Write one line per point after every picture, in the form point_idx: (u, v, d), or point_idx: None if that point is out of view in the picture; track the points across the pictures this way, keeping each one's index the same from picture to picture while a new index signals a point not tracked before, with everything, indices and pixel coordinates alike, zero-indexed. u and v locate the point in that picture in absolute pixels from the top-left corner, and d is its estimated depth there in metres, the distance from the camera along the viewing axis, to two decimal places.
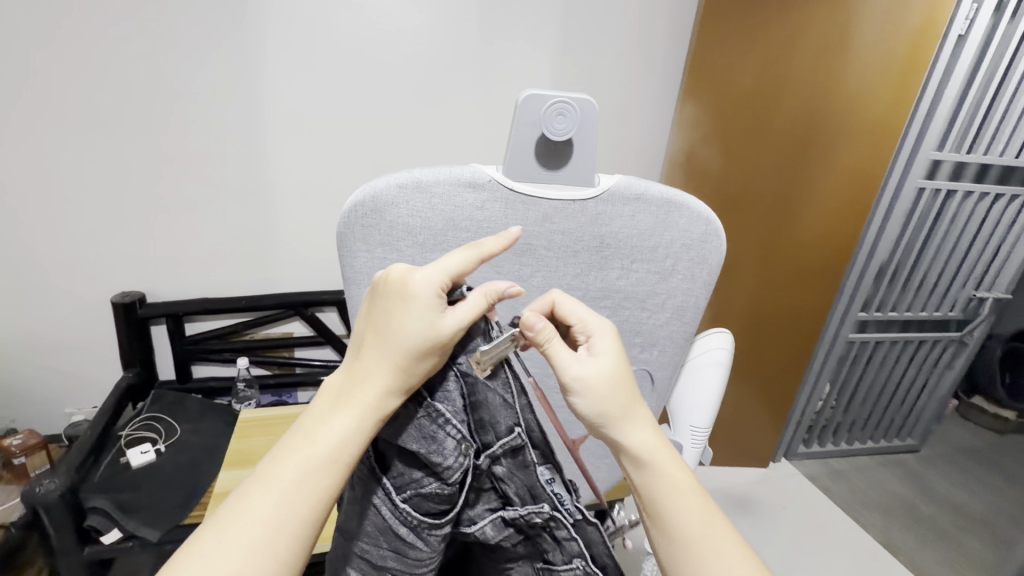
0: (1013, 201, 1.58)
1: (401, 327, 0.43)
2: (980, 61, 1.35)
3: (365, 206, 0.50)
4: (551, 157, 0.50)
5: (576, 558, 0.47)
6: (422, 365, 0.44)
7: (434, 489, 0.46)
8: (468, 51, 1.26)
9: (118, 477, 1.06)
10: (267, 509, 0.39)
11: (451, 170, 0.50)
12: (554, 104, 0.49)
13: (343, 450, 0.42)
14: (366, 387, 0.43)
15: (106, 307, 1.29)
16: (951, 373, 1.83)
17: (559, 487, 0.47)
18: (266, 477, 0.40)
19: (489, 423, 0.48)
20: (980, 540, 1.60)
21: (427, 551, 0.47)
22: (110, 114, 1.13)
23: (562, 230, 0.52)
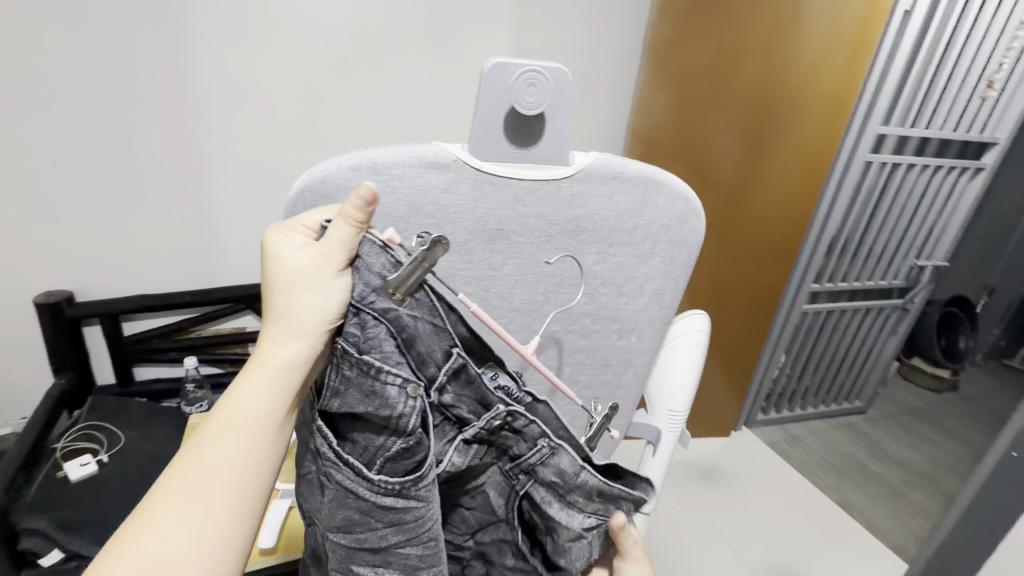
0: (950, 173, 1.66)
1: (280, 276, 0.43)
2: (923, 36, 1.39)
3: (315, 190, 0.45)
4: (520, 133, 0.47)
5: (539, 439, 0.47)
6: (305, 299, 0.43)
7: (399, 448, 0.45)
8: (419, 24, 1.19)
9: (55, 494, 0.98)
10: (204, 474, 0.40)
11: (410, 149, 0.45)
12: (524, 74, 0.44)
13: (266, 407, 0.42)
14: (269, 348, 0.43)
15: (29, 309, 1.16)
16: (895, 337, 1.94)
17: (506, 380, 0.47)
18: (194, 448, 0.41)
19: (427, 355, 0.47)
20: (922, 492, 1.72)
21: (422, 509, 0.45)
22: (12, 93, 1.00)
23: (535, 213, 0.49)
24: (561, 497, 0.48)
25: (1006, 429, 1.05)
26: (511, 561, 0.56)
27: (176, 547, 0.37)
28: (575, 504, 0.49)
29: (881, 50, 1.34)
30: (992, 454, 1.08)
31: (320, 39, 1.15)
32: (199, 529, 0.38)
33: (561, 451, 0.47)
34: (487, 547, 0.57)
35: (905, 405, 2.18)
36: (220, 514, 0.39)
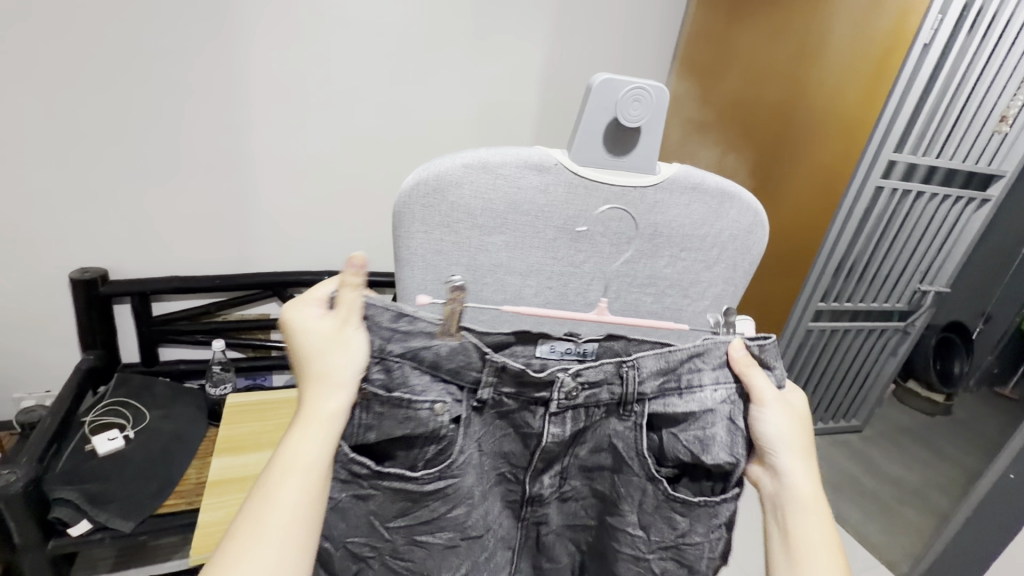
0: (956, 203, 1.72)
1: (308, 346, 0.52)
2: (940, 69, 1.43)
3: (429, 184, 0.48)
4: (618, 141, 0.50)
5: (609, 369, 0.55)
6: (336, 360, 0.51)
7: (431, 451, 0.54)
8: (459, 29, 1.24)
9: (85, 466, 0.99)
10: (285, 510, 0.48)
11: (518, 151, 0.49)
12: (632, 90, 0.48)
13: (321, 450, 0.50)
14: (312, 395, 0.51)
15: (62, 283, 1.18)
16: (895, 358, 1.98)
17: (562, 344, 0.55)
18: (268, 493, 0.48)
19: (462, 372, 0.54)
20: (915, 511, 1.76)
21: (457, 484, 0.54)
22: (64, 70, 1.03)
23: (619, 217, 0.52)
24: (678, 392, 0.55)
25: (1006, 451, 1.09)
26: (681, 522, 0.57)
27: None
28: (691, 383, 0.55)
29: (899, 81, 1.39)
30: (990, 474, 1.12)
31: (364, 38, 1.18)
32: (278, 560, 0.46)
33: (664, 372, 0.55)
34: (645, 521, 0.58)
35: (900, 425, 2.23)
36: (297, 536, 0.48)
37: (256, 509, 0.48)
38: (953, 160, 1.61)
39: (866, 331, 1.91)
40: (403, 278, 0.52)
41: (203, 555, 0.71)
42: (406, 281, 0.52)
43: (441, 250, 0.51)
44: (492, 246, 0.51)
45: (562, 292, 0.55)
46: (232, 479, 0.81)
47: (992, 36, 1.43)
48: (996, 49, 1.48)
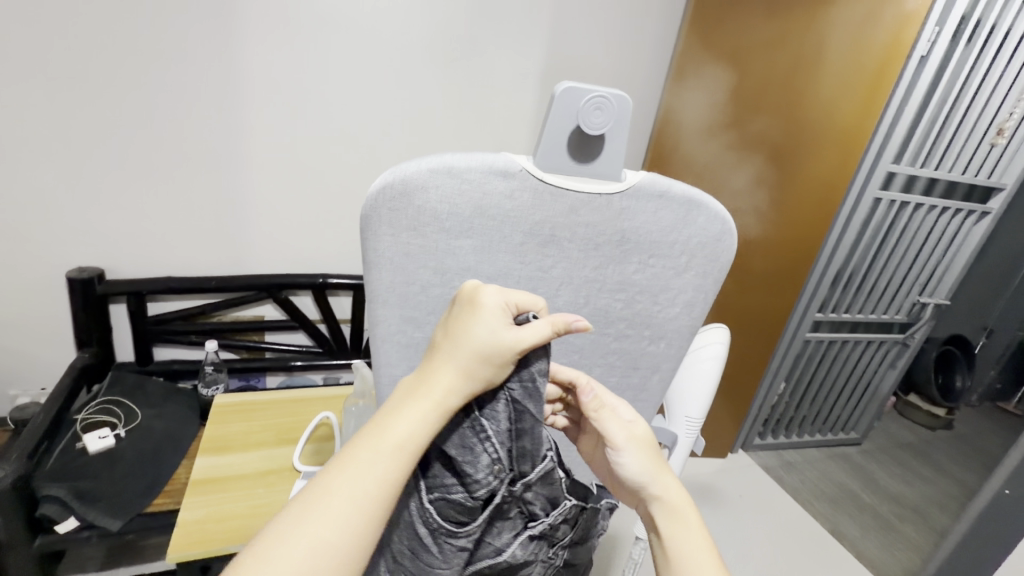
0: (955, 215, 1.71)
1: (471, 335, 0.44)
2: (938, 81, 1.43)
3: (394, 188, 0.48)
4: (582, 149, 0.51)
5: (500, 401, 0.48)
6: (486, 369, 0.44)
7: (460, 499, 0.47)
8: (456, 37, 1.25)
9: (75, 463, 0.99)
10: (343, 504, 0.38)
11: (484, 157, 0.49)
12: (592, 99, 0.49)
13: (414, 442, 0.41)
14: (433, 381, 0.44)
15: (59, 283, 1.20)
16: (894, 371, 1.96)
17: (518, 388, 0.47)
18: (343, 469, 0.39)
19: (530, 453, 0.49)
20: (915, 528, 1.74)
21: (444, 559, 0.47)
22: (66, 74, 1.05)
23: (586, 223, 0.53)
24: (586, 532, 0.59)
25: (1002, 466, 1.07)
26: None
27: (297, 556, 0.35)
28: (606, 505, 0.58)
29: (898, 91, 1.38)
30: (986, 489, 1.10)
31: (361, 44, 1.20)
32: (308, 544, 0.36)
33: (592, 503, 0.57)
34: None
35: (899, 438, 2.21)
36: (353, 540, 0.37)
37: (321, 477, 0.39)
38: (952, 173, 1.60)
39: (864, 343, 1.89)
40: (372, 281, 0.52)
41: (183, 553, 0.71)
42: (375, 284, 0.52)
43: (409, 254, 0.51)
44: (459, 250, 0.52)
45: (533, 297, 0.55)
46: (215, 478, 0.81)
47: (991, 47, 1.43)
48: (994, 63, 1.48)
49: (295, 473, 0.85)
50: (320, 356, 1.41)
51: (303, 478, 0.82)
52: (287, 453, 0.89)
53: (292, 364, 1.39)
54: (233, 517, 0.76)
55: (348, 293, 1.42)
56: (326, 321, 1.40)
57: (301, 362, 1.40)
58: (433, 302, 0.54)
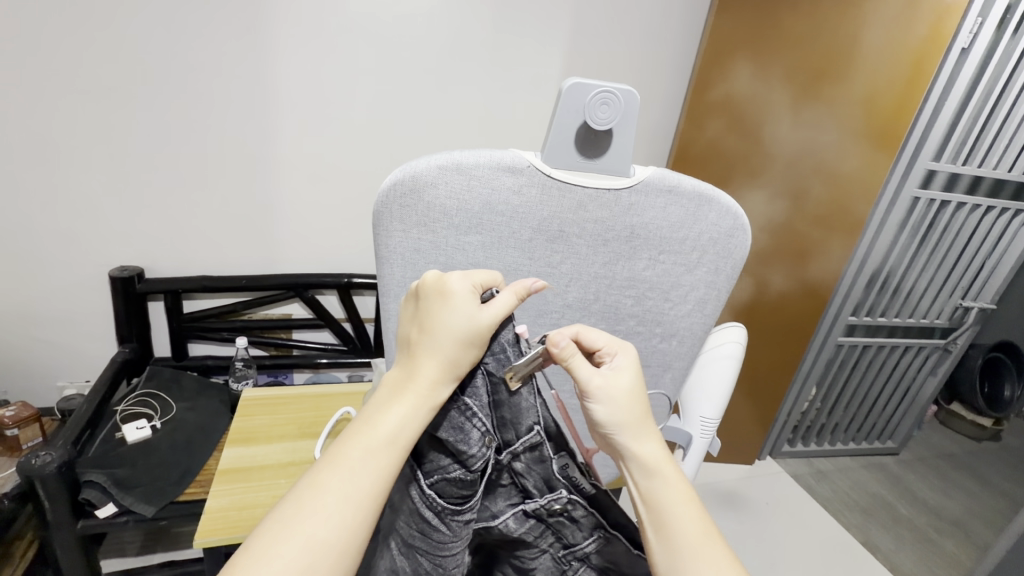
0: (1003, 215, 1.62)
1: (447, 323, 0.45)
2: (981, 74, 1.36)
3: (405, 185, 0.50)
4: (590, 145, 0.51)
5: (480, 377, 0.48)
6: (469, 355, 0.46)
7: (458, 476, 0.46)
8: (478, 40, 1.27)
9: (114, 452, 1.06)
10: (340, 497, 0.39)
11: (492, 153, 0.50)
12: (598, 94, 0.49)
13: (404, 436, 0.43)
14: (416, 374, 0.45)
15: (103, 281, 1.27)
16: (935, 378, 1.87)
17: (492, 362, 0.48)
18: (339, 463, 0.41)
19: (512, 422, 0.49)
20: (954, 542, 1.65)
21: (451, 536, 0.46)
22: (110, 83, 1.11)
23: (594, 219, 0.53)
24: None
25: None
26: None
27: (280, 555, 0.36)
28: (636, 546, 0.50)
29: (935, 87, 1.33)
30: None
31: (383, 48, 1.22)
32: (293, 539, 0.37)
33: (616, 538, 0.50)
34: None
35: (941, 449, 2.11)
36: (348, 532, 0.39)
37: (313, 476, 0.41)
38: (999, 170, 1.52)
39: (902, 349, 1.81)
40: (383, 276, 0.54)
41: (208, 539, 0.74)
42: (387, 279, 0.54)
43: (419, 250, 0.53)
44: (468, 246, 0.52)
45: (543, 292, 0.56)
46: (242, 468, 0.85)
47: None
48: None
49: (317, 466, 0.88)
50: (344, 354, 1.44)
51: None
52: (310, 446, 0.91)
53: (318, 361, 1.42)
54: (259, 506, 0.79)
55: (372, 292, 1.44)
56: (350, 319, 1.44)
57: (326, 360, 1.43)
58: None
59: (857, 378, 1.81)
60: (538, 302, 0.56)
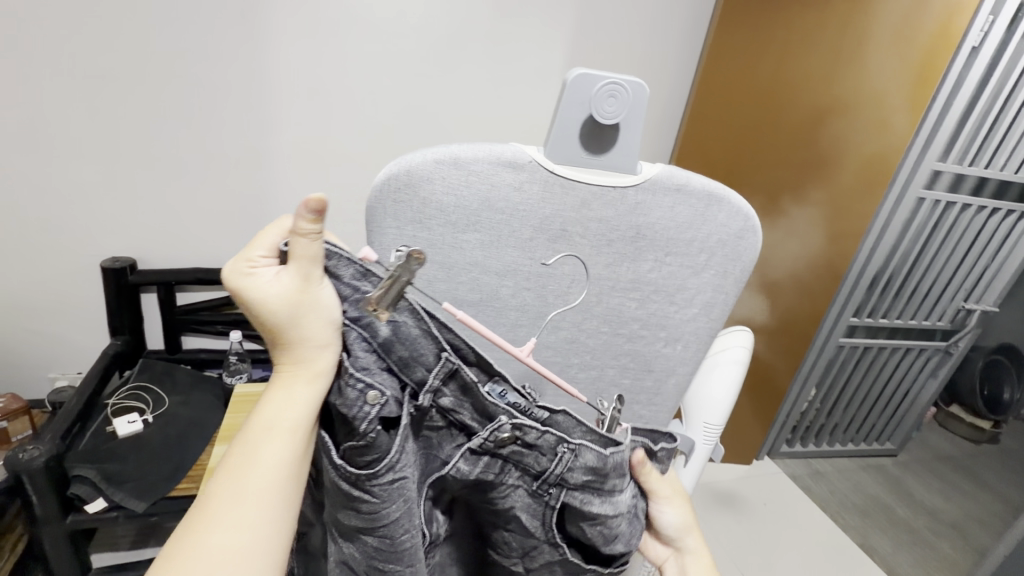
0: (1008, 217, 1.60)
1: (261, 310, 0.42)
2: (992, 73, 1.34)
3: (400, 179, 0.48)
4: (595, 141, 0.49)
5: (347, 325, 0.45)
6: (309, 320, 0.43)
7: (356, 443, 0.44)
8: (481, 31, 1.24)
9: (104, 446, 1.04)
10: (254, 494, 0.39)
11: (492, 148, 0.48)
12: (605, 86, 0.47)
13: (302, 419, 0.43)
14: (287, 358, 0.43)
15: (95, 273, 1.25)
16: (935, 380, 1.86)
17: (350, 310, 0.45)
18: (241, 467, 0.40)
19: (414, 360, 0.46)
20: (951, 544, 1.65)
21: (377, 503, 0.44)
22: (102, 70, 1.08)
23: (598, 217, 0.51)
24: (600, 490, 0.48)
25: None
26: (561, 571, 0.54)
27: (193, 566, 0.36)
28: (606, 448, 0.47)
29: (943, 88, 1.30)
30: None
31: (383, 38, 1.20)
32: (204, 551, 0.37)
33: (583, 449, 0.47)
34: (531, 565, 0.55)
35: (939, 451, 2.10)
36: (259, 526, 0.39)
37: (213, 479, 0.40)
38: (1005, 171, 1.50)
39: (903, 351, 1.79)
40: None
41: None
42: None
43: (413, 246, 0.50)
44: (466, 245, 0.51)
45: (545, 293, 0.54)
46: None
47: None
48: None
49: None
50: None
51: None
52: None
53: None
54: None
55: None
56: None
57: None
58: (437, 299, 0.52)
59: (857, 378, 1.80)
60: (539, 303, 0.54)
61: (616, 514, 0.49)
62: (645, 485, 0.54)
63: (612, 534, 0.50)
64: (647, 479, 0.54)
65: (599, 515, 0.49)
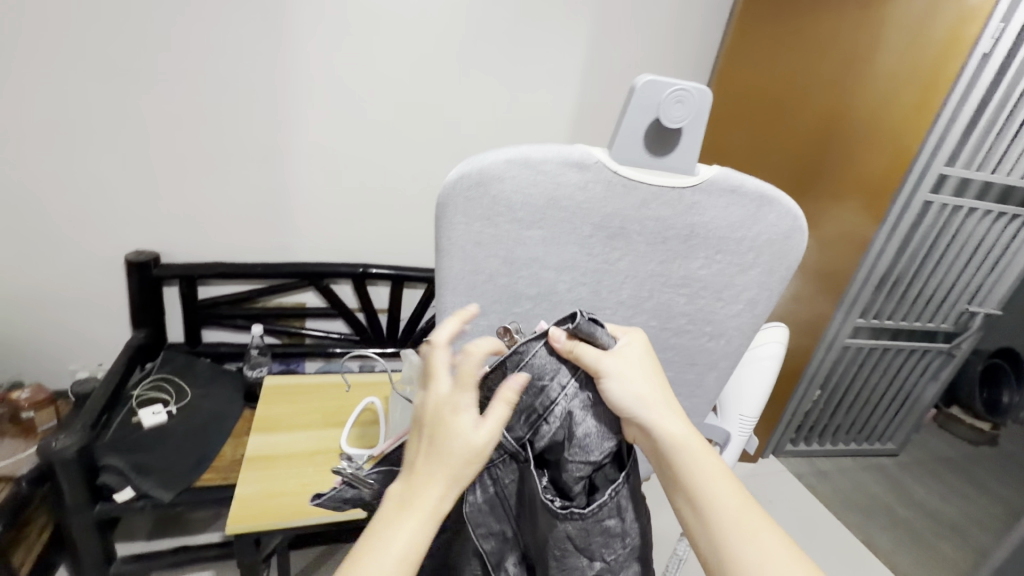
0: (1011, 222, 1.63)
1: (449, 444, 0.44)
2: (1001, 80, 1.36)
3: (471, 178, 0.50)
4: (659, 142, 0.51)
5: None
6: (465, 464, 0.44)
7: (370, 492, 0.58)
8: (500, 32, 1.26)
9: (131, 436, 1.06)
10: (393, 562, 0.41)
11: (560, 149, 0.50)
12: (674, 92, 0.49)
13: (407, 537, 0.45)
14: (417, 494, 0.43)
15: (119, 265, 1.26)
16: (936, 382, 1.89)
17: None
18: (382, 534, 0.42)
19: None
20: (951, 544, 1.68)
21: None
22: (129, 65, 1.10)
23: (656, 216, 0.53)
24: (540, 417, 0.51)
25: None
26: (613, 521, 0.51)
27: None
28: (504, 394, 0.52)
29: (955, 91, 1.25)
30: None
31: (406, 39, 1.22)
32: None
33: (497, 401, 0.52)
34: (587, 551, 0.51)
35: (938, 453, 2.14)
36: None
37: None
38: (1011, 177, 1.52)
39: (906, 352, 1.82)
40: (443, 267, 0.56)
41: (238, 526, 0.75)
42: (447, 271, 0.56)
43: (480, 241, 0.54)
44: (530, 241, 0.54)
45: (599, 287, 0.57)
46: (267, 456, 0.86)
47: None
48: None
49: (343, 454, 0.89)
50: (357, 344, 1.45)
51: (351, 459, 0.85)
52: (334, 435, 0.92)
53: (331, 351, 1.43)
54: (287, 493, 0.80)
55: (387, 283, 1.45)
56: (363, 310, 1.44)
57: (339, 350, 1.44)
58: (500, 291, 0.56)
59: (861, 380, 1.82)
60: (591, 296, 0.58)
61: (565, 419, 0.51)
62: (583, 362, 0.50)
63: (580, 438, 0.50)
64: (582, 351, 0.50)
65: (563, 432, 0.51)
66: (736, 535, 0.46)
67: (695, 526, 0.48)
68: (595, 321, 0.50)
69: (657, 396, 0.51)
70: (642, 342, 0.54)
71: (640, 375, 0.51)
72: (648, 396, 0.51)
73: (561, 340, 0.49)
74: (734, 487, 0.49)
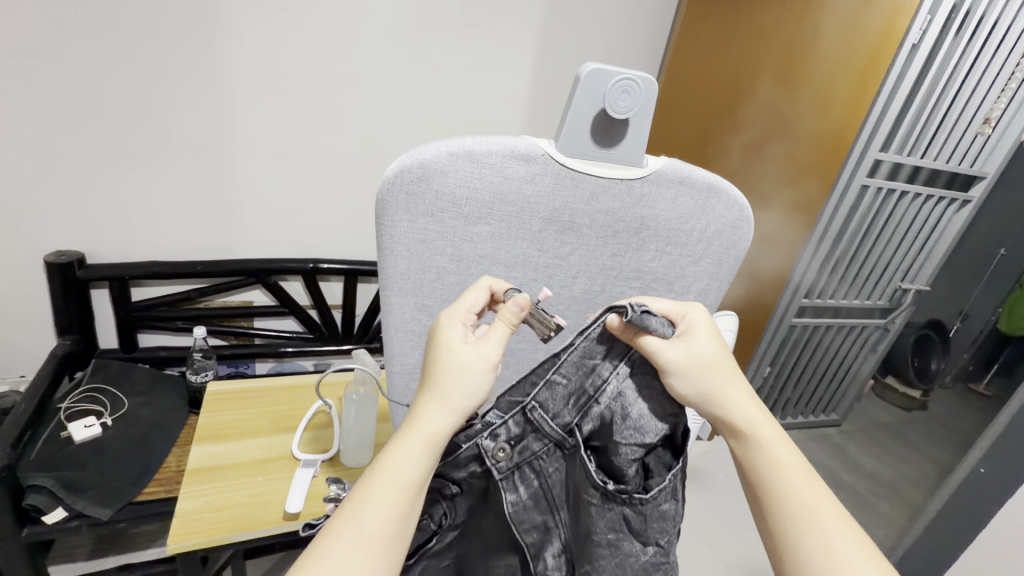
0: (937, 204, 1.74)
1: (448, 364, 0.46)
2: (926, 72, 1.43)
3: (413, 172, 0.48)
4: (606, 133, 0.50)
5: None
6: (471, 390, 0.45)
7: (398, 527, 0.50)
8: (446, 14, 1.22)
9: (60, 452, 0.97)
10: (390, 489, 0.41)
11: (504, 141, 0.49)
12: (620, 81, 0.48)
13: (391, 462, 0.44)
14: (424, 416, 0.44)
15: (38, 268, 1.15)
16: (874, 355, 2.02)
17: None
18: (384, 463, 0.42)
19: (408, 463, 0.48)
20: (889, 503, 1.80)
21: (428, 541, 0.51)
22: (29, 45, 0.98)
23: (605, 210, 0.53)
24: (591, 396, 0.48)
25: (977, 444, 1.05)
26: (668, 505, 0.48)
27: None
28: (556, 379, 0.48)
29: (890, 78, 1.35)
30: (961, 469, 1.08)
31: (348, 21, 1.16)
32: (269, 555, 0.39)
33: (553, 382, 0.48)
34: (643, 534, 0.47)
35: (876, 421, 2.29)
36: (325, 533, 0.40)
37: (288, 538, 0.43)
38: (938, 161, 1.62)
39: (847, 329, 1.93)
40: (386, 267, 0.53)
41: (182, 543, 0.70)
42: (389, 271, 0.53)
43: (424, 239, 0.52)
44: (477, 237, 0.52)
45: (550, 283, 0.57)
46: (211, 467, 0.81)
47: (979, 38, 1.42)
48: (982, 52, 1.48)
49: (294, 461, 0.86)
50: (310, 342, 1.40)
51: (303, 465, 0.82)
52: (285, 441, 0.89)
53: (283, 350, 1.37)
54: (236, 505, 0.76)
55: (340, 278, 1.40)
56: (316, 306, 1.38)
57: (291, 348, 1.38)
58: (447, 290, 0.55)
59: (807, 356, 1.91)
60: (543, 291, 0.57)
61: (616, 394, 0.48)
62: (645, 351, 0.46)
63: (635, 417, 0.46)
64: (643, 342, 0.46)
65: (614, 407, 0.47)
66: (808, 517, 0.46)
67: (758, 504, 0.49)
68: (648, 312, 0.46)
69: (727, 375, 0.51)
70: (701, 316, 0.52)
71: (707, 354, 0.50)
72: (720, 374, 0.50)
73: (618, 327, 0.46)
74: (809, 475, 0.49)
